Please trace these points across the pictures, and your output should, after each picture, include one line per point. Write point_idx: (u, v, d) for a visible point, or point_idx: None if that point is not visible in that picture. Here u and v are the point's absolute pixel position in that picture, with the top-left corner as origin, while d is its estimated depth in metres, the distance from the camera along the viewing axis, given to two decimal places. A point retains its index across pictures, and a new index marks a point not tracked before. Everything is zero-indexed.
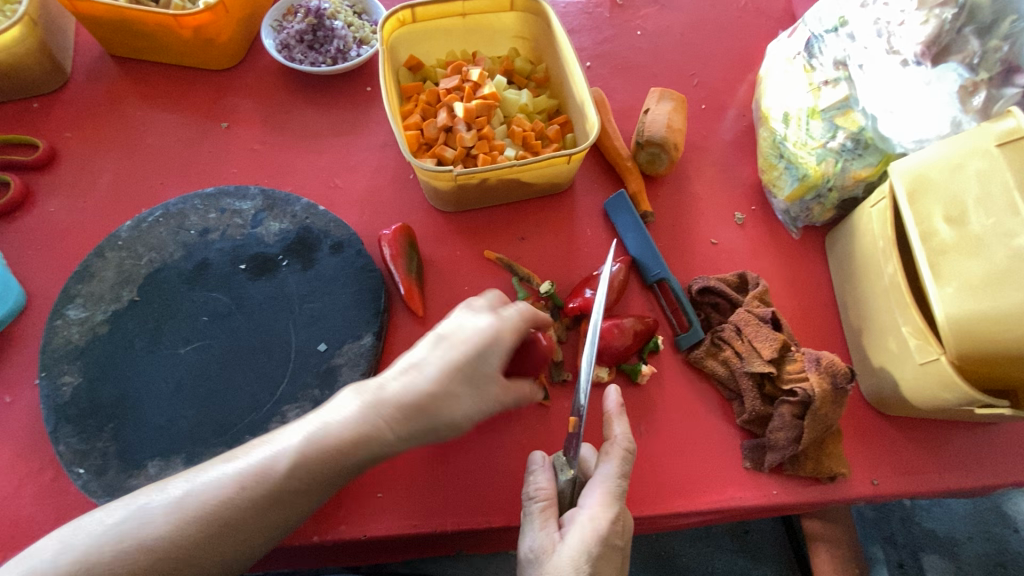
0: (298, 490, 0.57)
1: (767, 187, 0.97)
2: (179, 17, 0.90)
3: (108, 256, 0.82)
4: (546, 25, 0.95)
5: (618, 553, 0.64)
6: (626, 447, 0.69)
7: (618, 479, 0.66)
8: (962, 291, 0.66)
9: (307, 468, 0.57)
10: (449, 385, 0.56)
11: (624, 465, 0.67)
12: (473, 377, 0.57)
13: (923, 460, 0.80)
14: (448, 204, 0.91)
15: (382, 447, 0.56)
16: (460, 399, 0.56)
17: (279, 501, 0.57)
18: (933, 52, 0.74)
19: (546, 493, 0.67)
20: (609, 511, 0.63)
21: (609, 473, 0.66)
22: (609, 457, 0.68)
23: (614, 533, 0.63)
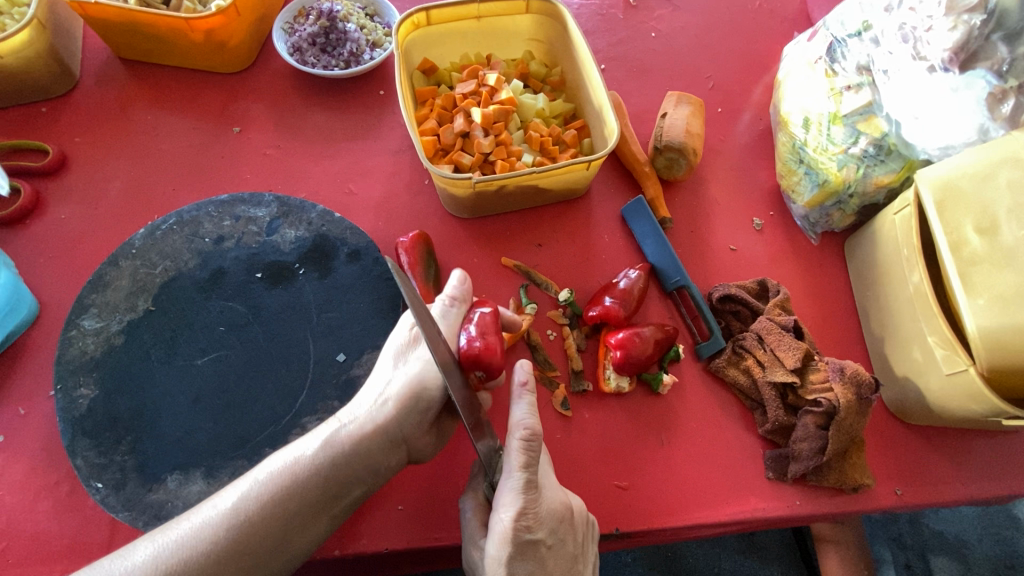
0: (290, 511, 0.60)
1: (786, 192, 0.96)
2: (191, 21, 0.88)
3: (122, 265, 0.81)
4: (562, 29, 0.94)
5: (540, 545, 0.60)
6: (524, 435, 0.60)
7: (519, 472, 0.60)
8: (993, 303, 0.66)
9: (291, 495, 0.60)
10: (410, 392, 0.67)
11: (524, 454, 0.60)
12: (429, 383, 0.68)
13: (946, 470, 0.80)
14: (464, 210, 0.90)
15: (360, 459, 0.64)
16: (421, 398, 0.67)
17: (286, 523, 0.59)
18: (961, 58, 0.73)
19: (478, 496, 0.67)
20: (512, 509, 0.58)
21: (510, 470, 0.60)
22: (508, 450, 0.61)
23: (523, 528, 0.59)
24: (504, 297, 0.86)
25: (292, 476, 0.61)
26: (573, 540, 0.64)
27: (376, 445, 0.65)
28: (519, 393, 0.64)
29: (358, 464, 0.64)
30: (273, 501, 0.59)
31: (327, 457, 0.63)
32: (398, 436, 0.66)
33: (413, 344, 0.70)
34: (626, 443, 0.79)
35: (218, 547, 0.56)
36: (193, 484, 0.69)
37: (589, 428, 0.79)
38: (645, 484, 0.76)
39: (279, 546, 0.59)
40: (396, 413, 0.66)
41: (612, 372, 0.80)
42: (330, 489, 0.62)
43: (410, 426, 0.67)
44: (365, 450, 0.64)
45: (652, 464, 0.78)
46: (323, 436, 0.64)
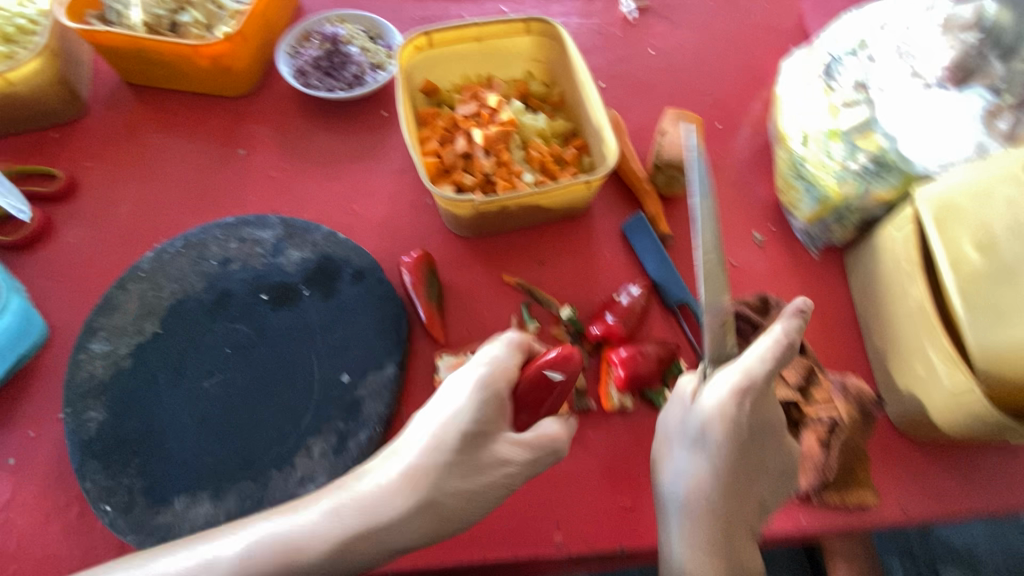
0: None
1: (787, 207, 0.96)
2: (198, 47, 0.91)
3: (130, 289, 0.82)
4: (562, 49, 0.95)
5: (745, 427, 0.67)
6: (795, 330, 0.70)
7: (767, 357, 0.67)
8: (993, 318, 0.66)
9: (288, 566, 0.57)
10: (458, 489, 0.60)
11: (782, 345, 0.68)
12: (477, 474, 0.60)
13: (953, 485, 0.79)
14: (467, 230, 0.91)
15: (368, 546, 0.59)
16: (448, 489, 0.60)
17: None
18: (957, 76, 0.76)
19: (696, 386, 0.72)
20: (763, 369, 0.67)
21: (757, 353, 0.68)
22: (770, 333, 0.70)
23: (760, 397, 0.67)
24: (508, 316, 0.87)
25: (293, 542, 0.58)
26: (774, 453, 0.71)
27: (378, 526, 0.58)
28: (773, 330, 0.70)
29: (358, 556, 0.59)
30: (270, 572, 0.57)
31: (320, 532, 0.58)
32: (428, 505, 0.59)
33: (492, 386, 0.62)
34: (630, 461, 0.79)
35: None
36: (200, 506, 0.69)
37: (595, 445, 0.79)
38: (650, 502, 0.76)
39: None
40: (405, 500, 0.59)
41: (614, 390, 0.81)
42: (324, 569, 0.58)
43: (417, 517, 0.59)
44: (365, 532, 0.58)
45: None
46: (326, 505, 0.59)
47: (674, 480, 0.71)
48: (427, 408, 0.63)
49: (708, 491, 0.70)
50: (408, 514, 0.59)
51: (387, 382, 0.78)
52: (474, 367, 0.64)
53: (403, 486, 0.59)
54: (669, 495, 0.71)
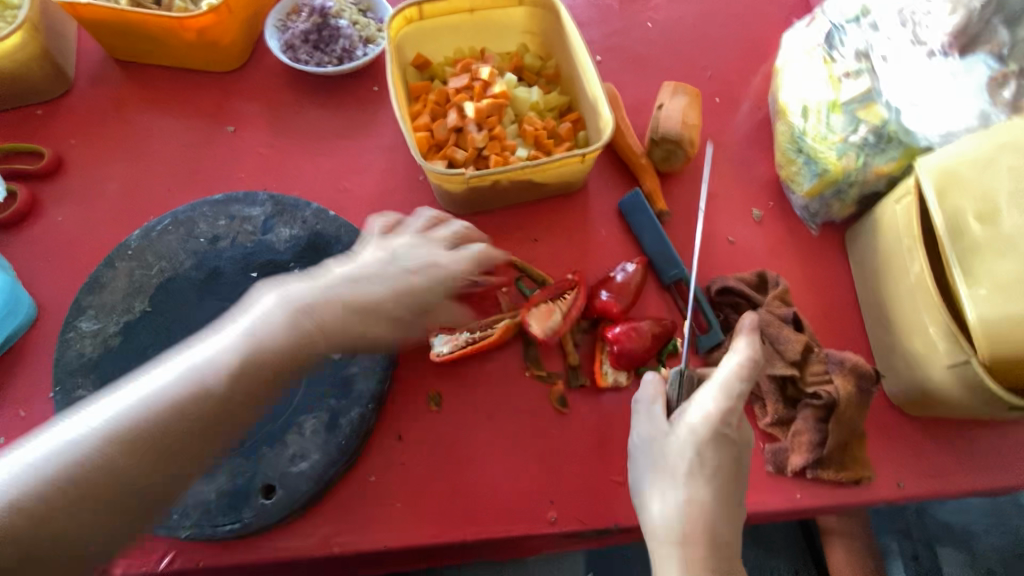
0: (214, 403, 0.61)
1: (785, 182, 0.94)
2: (182, 20, 0.88)
3: (118, 266, 0.81)
4: (556, 20, 0.92)
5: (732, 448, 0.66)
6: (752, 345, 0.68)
7: (738, 382, 0.66)
8: (995, 293, 0.65)
9: (252, 364, 0.63)
10: (395, 299, 0.72)
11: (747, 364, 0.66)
12: (413, 299, 0.73)
13: (949, 462, 0.79)
14: (460, 206, 0.90)
15: (309, 342, 0.67)
16: (348, 320, 0.70)
17: (229, 403, 0.62)
18: (961, 42, 0.73)
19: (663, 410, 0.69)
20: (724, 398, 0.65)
21: (727, 375, 0.66)
22: (733, 353, 0.68)
23: (730, 420, 0.65)
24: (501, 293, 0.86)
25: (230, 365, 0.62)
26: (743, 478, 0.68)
27: (296, 344, 0.66)
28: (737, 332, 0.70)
29: (305, 353, 0.67)
30: (238, 372, 0.63)
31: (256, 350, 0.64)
32: (327, 335, 0.68)
33: (411, 251, 0.74)
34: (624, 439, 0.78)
35: (141, 430, 0.58)
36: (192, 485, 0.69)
37: (588, 423, 0.79)
38: None
39: (220, 420, 0.62)
40: (320, 320, 0.68)
41: (609, 366, 0.80)
42: (277, 369, 0.65)
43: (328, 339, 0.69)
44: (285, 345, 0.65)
45: None
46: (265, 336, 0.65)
47: (660, 515, 0.66)
48: (357, 254, 0.73)
49: (700, 514, 0.65)
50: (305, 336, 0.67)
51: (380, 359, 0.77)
52: (417, 217, 0.79)
53: (324, 307, 0.68)
54: (652, 529, 0.66)
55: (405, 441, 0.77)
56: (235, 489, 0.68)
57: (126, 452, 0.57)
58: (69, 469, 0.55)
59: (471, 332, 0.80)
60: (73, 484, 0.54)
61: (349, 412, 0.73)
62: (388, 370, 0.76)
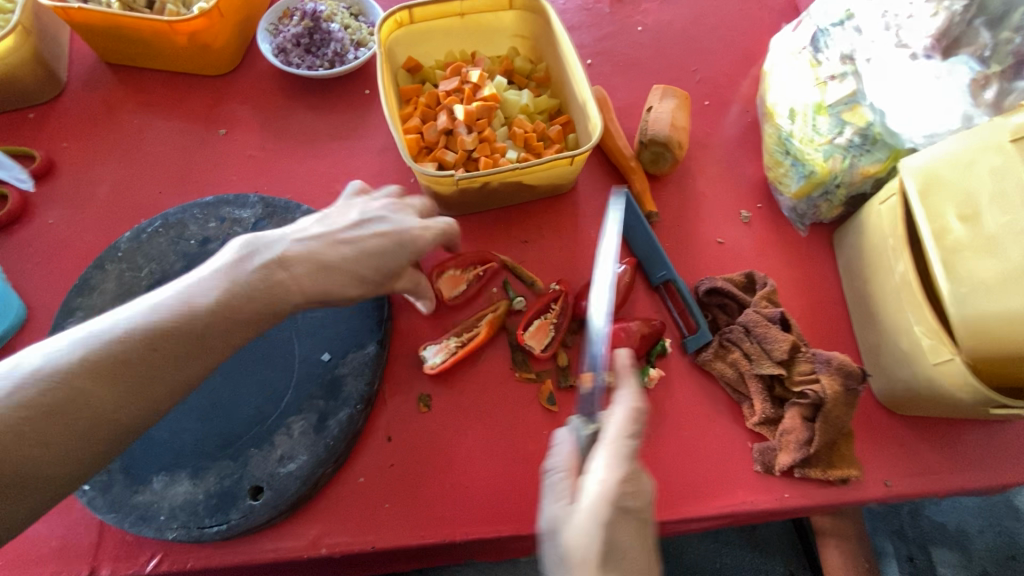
0: (191, 342, 0.58)
1: (773, 183, 0.95)
2: (173, 24, 0.89)
3: (108, 269, 0.81)
4: (546, 24, 0.93)
5: (631, 515, 0.58)
6: (635, 404, 0.58)
7: (624, 439, 0.57)
8: (976, 291, 0.65)
9: (225, 306, 0.60)
10: (363, 261, 0.67)
11: (634, 425, 0.58)
12: (381, 265, 0.68)
13: (936, 460, 0.79)
14: (450, 208, 0.90)
15: (280, 290, 0.62)
16: (337, 276, 0.66)
17: (202, 346, 0.59)
18: (943, 45, 0.74)
19: (569, 461, 0.60)
20: (616, 472, 0.55)
21: (615, 434, 0.57)
22: (616, 408, 0.59)
23: (626, 495, 0.57)
24: (492, 294, 0.87)
25: (207, 302, 0.59)
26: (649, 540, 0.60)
27: (281, 293, 0.62)
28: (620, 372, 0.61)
29: (277, 302, 0.62)
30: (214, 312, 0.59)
31: (238, 293, 0.60)
32: (319, 289, 0.65)
33: (389, 215, 0.70)
34: None
35: (113, 362, 0.55)
36: (179, 485, 0.69)
37: None
38: None
39: (186, 364, 0.58)
40: (304, 273, 0.64)
41: None
42: (249, 315, 0.61)
43: (315, 293, 0.64)
44: (269, 294, 0.61)
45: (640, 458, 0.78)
46: (247, 283, 0.61)
47: None
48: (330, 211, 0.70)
49: None
50: (292, 287, 0.63)
51: (369, 360, 0.77)
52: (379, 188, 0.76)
53: (302, 257, 0.64)
54: None
55: (394, 441, 0.77)
56: (224, 490, 0.69)
57: (101, 377, 0.54)
58: (48, 392, 0.52)
59: (458, 336, 0.82)
60: (42, 411, 0.52)
61: (338, 412, 0.74)
62: (377, 371, 0.77)
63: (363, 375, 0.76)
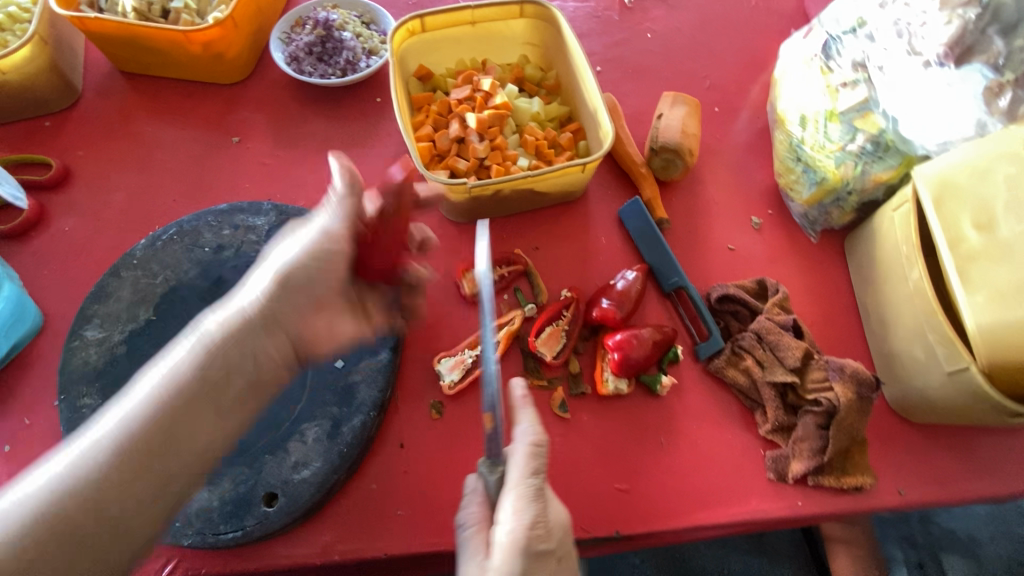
0: (168, 422, 0.60)
1: (784, 190, 0.95)
2: (188, 33, 0.90)
3: (124, 276, 0.82)
4: (557, 32, 0.94)
5: (548, 555, 0.59)
6: (533, 443, 0.62)
7: (528, 480, 0.60)
8: (993, 299, 0.65)
9: (199, 380, 0.62)
10: (297, 285, 0.67)
11: (533, 462, 0.61)
12: (320, 283, 0.69)
13: (950, 468, 0.79)
14: (462, 215, 0.91)
15: (236, 344, 0.64)
16: (285, 300, 0.66)
17: (178, 422, 0.61)
18: (956, 53, 0.74)
19: (478, 514, 0.62)
20: (524, 517, 0.58)
21: (516, 479, 0.60)
22: (514, 451, 0.62)
23: (537, 539, 0.58)
24: (502, 301, 0.87)
25: (172, 385, 0.61)
26: (569, 558, 0.64)
27: (236, 346, 0.64)
28: (519, 406, 0.66)
29: (238, 351, 0.64)
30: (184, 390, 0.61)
31: (195, 366, 0.62)
32: (267, 320, 0.66)
33: (317, 241, 0.68)
34: (625, 446, 0.78)
35: (105, 467, 0.58)
36: None
37: (589, 430, 0.79)
38: (644, 486, 0.76)
39: (168, 444, 0.60)
40: (256, 315, 0.65)
41: (610, 374, 0.80)
42: (221, 376, 0.63)
43: (275, 326, 0.67)
44: (222, 353, 0.63)
45: (652, 465, 0.78)
46: (193, 351, 0.62)
47: None
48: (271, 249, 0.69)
49: None
50: (241, 333, 0.64)
51: (382, 367, 0.77)
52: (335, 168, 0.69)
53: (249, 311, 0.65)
54: None
55: (407, 448, 0.77)
56: (238, 496, 0.69)
57: (97, 490, 0.57)
58: (41, 522, 0.55)
59: (472, 350, 0.82)
60: (58, 533, 0.55)
61: (351, 419, 0.74)
62: (390, 377, 0.77)
63: (375, 382, 0.77)
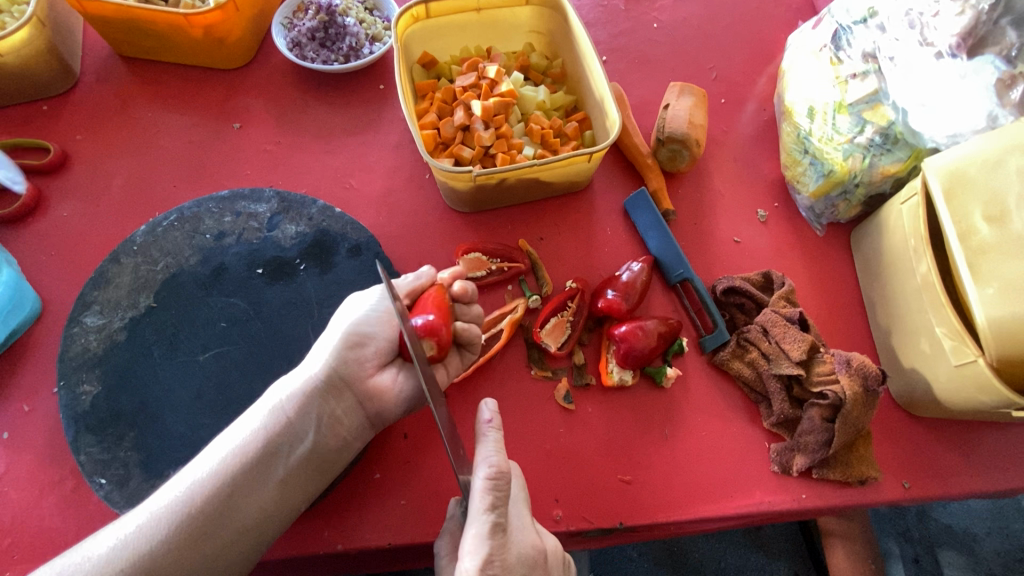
0: (227, 488, 0.60)
1: (790, 183, 0.94)
2: (189, 17, 0.88)
3: (124, 262, 0.81)
4: (563, 20, 0.93)
5: None
6: (494, 474, 0.57)
7: (485, 515, 0.56)
8: (1003, 292, 0.65)
9: (264, 449, 0.63)
10: (355, 355, 0.69)
11: (492, 496, 0.57)
12: (370, 346, 0.70)
13: (954, 462, 0.79)
14: (465, 204, 0.89)
15: (300, 413, 0.66)
16: (348, 360, 0.69)
17: (241, 490, 0.61)
18: (969, 43, 0.74)
19: (452, 542, 0.64)
20: (479, 555, 0.54)
21: (473, 514, 0.56)
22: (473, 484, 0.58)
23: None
24: (508, 291, 0.86)
25: (240, 452, 0.62)
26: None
27: (302, 411, 0.66)
28: (484, 433, 0.61)
29: (301, 421, 0.66)
30: (249, 457, 0.62)
31: (258, 432, 0.64)
32: (332, 384, 0.68)
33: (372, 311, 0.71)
34: (630, 438, 0.78)
35: (164, 532, 0.57)
36: None
37: (594, 422, 0.79)
38: (649, 478, 0.76)
39: (230, 512, 0.60)
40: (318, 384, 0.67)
41: (615, 365, 0.80)
42: (285, 444, 0.65)
43: (337, 394, 0.68)
44: (287, 419, 0.65)
45: (656, 458, 0.77)
46: (259, 418, 0.65)
47: None
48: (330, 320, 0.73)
49: None
50: (308, 398, 0.67)
51: None
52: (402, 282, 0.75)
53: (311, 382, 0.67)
54: None
55: (410, 438, 0.76)
56: None
57: (153, 562, 0.55)
58: None
59: None
60: None
61: None
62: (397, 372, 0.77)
63: None
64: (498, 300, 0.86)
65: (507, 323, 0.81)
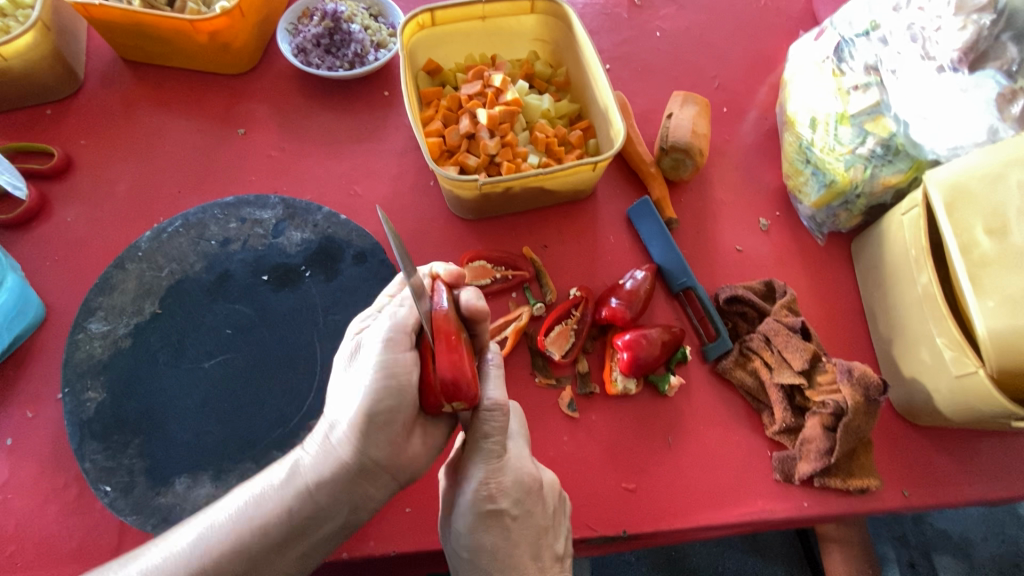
0: (243, 567, 0.54)
1: (792, 192, 0.95)
2: (195, 23, 0.88)
3: (129, 268, 0.81)
4: (568, 28, 0.93)
5: (501, 514, 0.60)
6: (493, 404, 0.59)
7: (482, 439, 0.59)
8: (1004, 305, 0.66)
9: (282, 520, 0.56)
10: (388, 422, 0.57)
11: (489, 422, 0.59)
12: (404, 409, 0.58)
13: (953, 470, 0.80)
14: (469, 212, 0.90)
15: (328, 486, 0.57)
16: (381, 429, 0.57)
17: (254, 564, 0.55)
18: (971, 58, 0.77)
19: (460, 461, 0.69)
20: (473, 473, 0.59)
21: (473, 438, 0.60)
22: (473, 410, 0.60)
23: (486, 498, 0.59)
24: (512, 298, 0.87)
25: (255, 524, 0.55)
26: (542, 511, 0.63)
27: (332, 489, 0.57)
28: (486, 369, 0.62)
29: (331, 495, 0.57)
30: (265, 530, 0.55)
31: (277, 504, 0.56)
32: (367, 459, 0.57)
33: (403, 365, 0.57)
34: (633, 446, 0.78)
35: None
36: (202, 486, 0.69)
37: (597, 429, 0.79)
38: (652, 486, 0.76)
39: None
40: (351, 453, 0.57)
41: (619, 373, 0.80)
42: (304, 516, 0.56)
43: (370, 465, 0.58)
44: (314, 494, 0.57)
45: (659, 465, 0.78)
46: (278, 485, 0.57)
47: None
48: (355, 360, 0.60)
49: None
50: (339, 474, 0.57)
51: None
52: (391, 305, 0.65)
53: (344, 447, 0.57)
54: None
55: None
56: None
57: None
58: None
59: None
60: None
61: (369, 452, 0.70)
62: None
63: None
64: (502, 307, 0.86)
65: (512, 331, 0.82)
